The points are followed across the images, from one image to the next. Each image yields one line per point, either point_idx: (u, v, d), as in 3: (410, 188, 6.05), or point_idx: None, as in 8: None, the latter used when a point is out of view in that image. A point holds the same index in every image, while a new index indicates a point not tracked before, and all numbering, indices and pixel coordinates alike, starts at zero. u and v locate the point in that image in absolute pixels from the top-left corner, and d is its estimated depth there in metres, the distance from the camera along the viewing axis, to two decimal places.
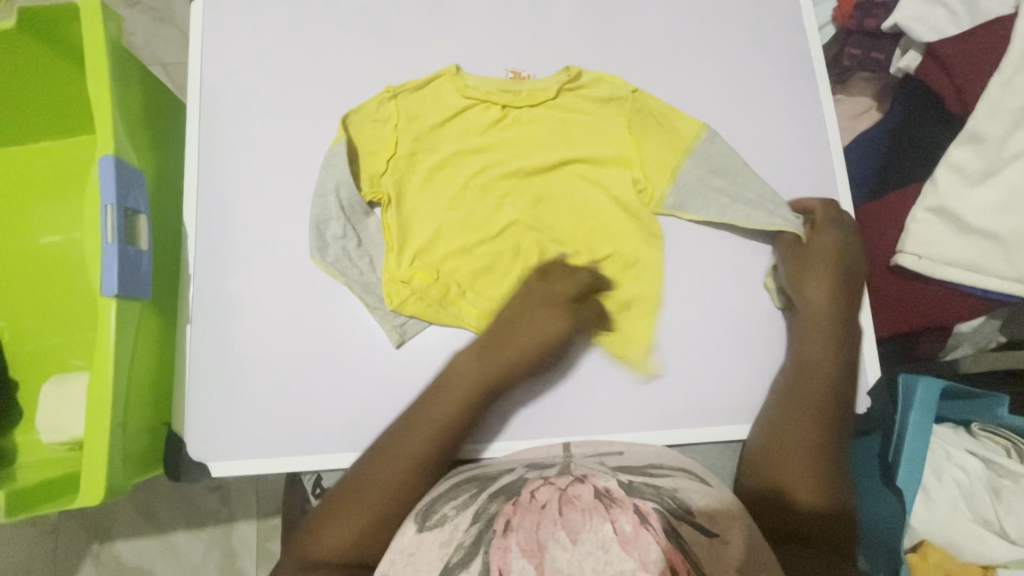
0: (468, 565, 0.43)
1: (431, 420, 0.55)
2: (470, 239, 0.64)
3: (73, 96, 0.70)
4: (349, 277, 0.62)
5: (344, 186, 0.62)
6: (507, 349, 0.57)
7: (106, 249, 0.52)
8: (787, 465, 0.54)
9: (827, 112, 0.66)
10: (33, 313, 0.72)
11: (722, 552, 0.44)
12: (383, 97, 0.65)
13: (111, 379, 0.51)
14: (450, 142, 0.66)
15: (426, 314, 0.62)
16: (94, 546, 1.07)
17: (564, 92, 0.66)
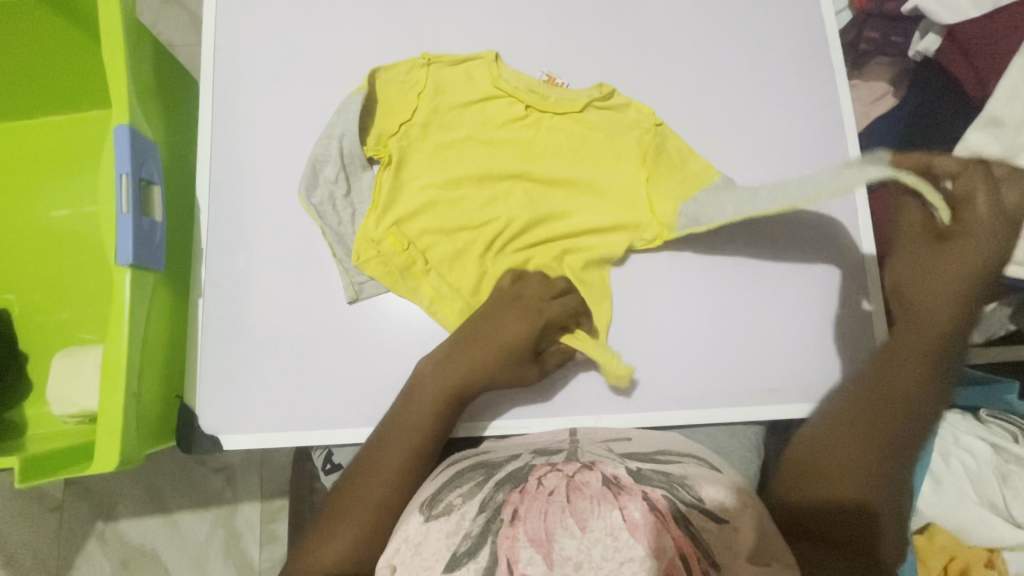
0: (477, 553, 0.44)
1: (410, 419, 0.56)
2: (450, 217, 0.63)
3: (83, 69, 0.70)
4: (327, 225, 0.62)
5: (349, 135, 0.62)
6: (468, 361, 0.57)
7: (122, 219, 0.52)
8: (830, 464, 0.51)
9: (842, 97, 0.66)
10: (44, 288, 0.72)
11: (732, 540, 0.44)
12: (418, 63, 0.66)
13: (125, 348, 0.51)
14: (463, 121, 0.66)
15: (384, 279, 0.61)
16: (99, 525, 1.07)
17: (591, 105, 0.65)
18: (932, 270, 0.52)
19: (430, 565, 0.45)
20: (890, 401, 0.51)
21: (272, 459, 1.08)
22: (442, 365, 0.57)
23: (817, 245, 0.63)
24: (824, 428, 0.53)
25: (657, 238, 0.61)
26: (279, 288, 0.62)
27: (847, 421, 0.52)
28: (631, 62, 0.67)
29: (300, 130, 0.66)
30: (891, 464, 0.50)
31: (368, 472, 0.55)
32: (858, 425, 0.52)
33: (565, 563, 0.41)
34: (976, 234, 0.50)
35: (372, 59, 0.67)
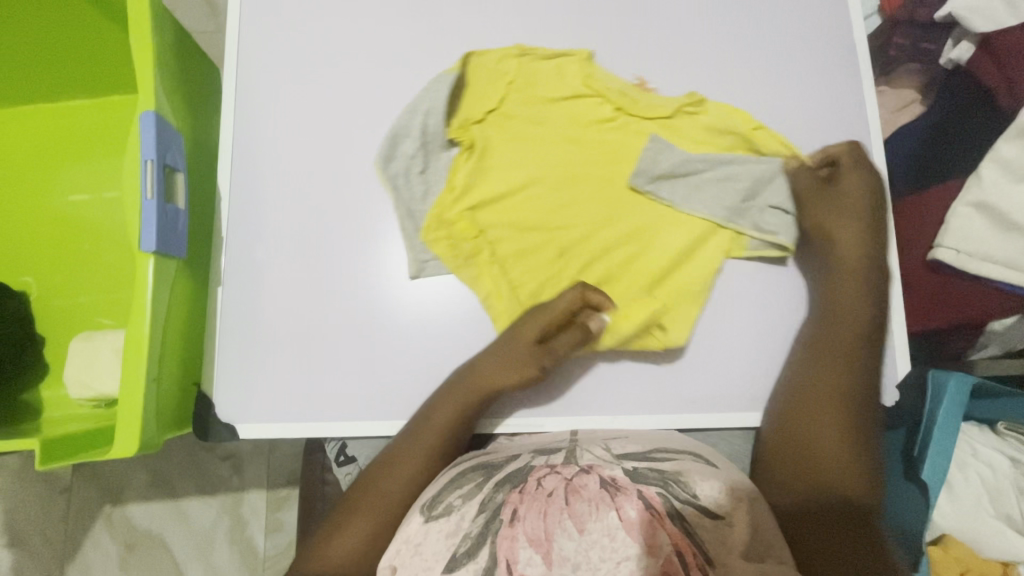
0: (476, 554, 0.43)
1: (438, 416, 0.57)
2: (522, 209, 0.64)
3: (107, 55, 0.70)
4: (401, 203, 0.63)
5: (433, 114, 0.63)
6: (501, 363, 0.58)
7: (146, 205, 0.52)
8: (816, 447, 0.55)
9: (868, 103, 0.65)
10: (62, 271, 0.72)
11: (727, 536, 0.44)
12: (511, 53, 0.66)
13: (146, 335, 0.52)
14: (550, 116, 0.66)
15: (449, 261, 0.62)
16: (107, 508, 1.08)
17: (680, 112, 0.65)
18: (840, 209, 0.61)
19: (430, 566, 0.45)
20: (842, 345, 0.58)
21: (280, 448, 1.08)
22: (475, 364, 0.59)
23: None
24: (796, 396, 0.58)
25: (729, 250, 0.62)
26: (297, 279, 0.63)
27: (820, 384, 0.57)
28: (656, 62, 0.67)
29: (321, 121, 0.66)
30: (853, 423, 0.56)
31: (390, 463, 0.57)
32: (830, 395, 0.57)
33: (564, 563, 0.41)
34: (855, 178, 0.62)
35: (395, 53, 0.67)
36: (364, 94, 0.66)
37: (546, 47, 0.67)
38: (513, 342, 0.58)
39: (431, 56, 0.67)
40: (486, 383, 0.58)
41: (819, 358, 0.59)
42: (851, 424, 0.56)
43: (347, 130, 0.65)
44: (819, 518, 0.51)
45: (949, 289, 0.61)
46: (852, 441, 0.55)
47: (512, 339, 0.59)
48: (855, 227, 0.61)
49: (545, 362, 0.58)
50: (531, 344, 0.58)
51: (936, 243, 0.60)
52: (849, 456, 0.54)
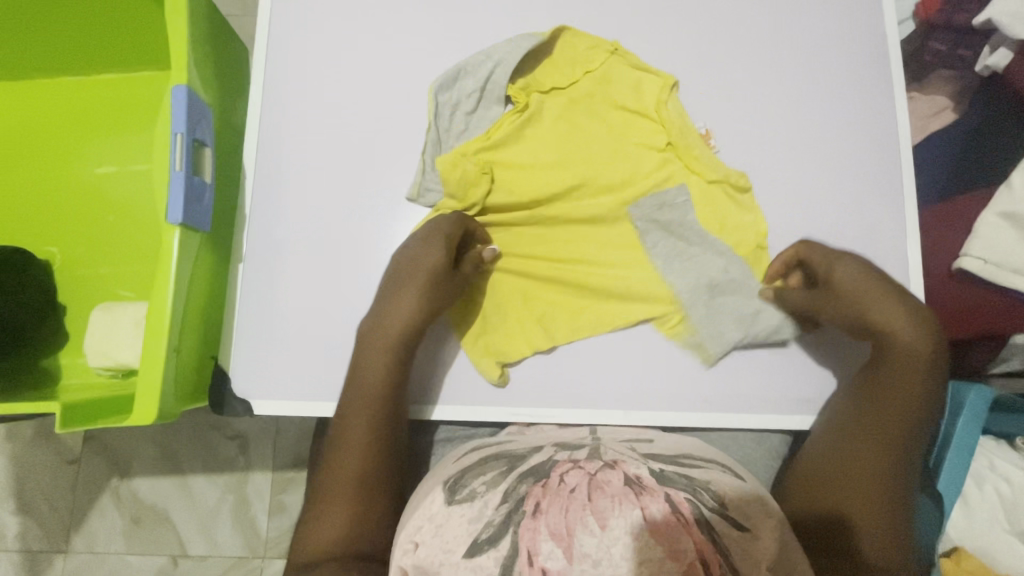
0: (498, 542, 0.44)
1: (368, 366, 0.55)
2: (534, 175, 0.64)
3: (138, 29, 0.70)
4: (438, 131, 0.64)
5: (502, 66, 0.63)
6: (406, 290, 0.56)
7: (174, 176, 0.53)
8: (846, 495, 0.52)
9: (899, 109, 0.64)
10: (85, 242, 0.73)
11: (754, 548, 0.44)
12: (605, 48, 0.65)
13: (169, 305, 0.52)
14: (606, 118, 0.65)
15: (447, 179, 0.62)
16: (114, 481, 1.09)
17: (723, 186, 0.63)
18: (867, 272, 0.55)
19: (451, 549, 0.45)
20: (897, 402, 0.53)
21: (287, 431, 1.09)
22: (393, 299, 0.57)
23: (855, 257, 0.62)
24: (840, 445, 0.54)
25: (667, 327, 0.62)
26: (316, 260, 0.63)
27: (865, 440, 0.53)
28: (686, 60, 0.67)
29: (348, 105, 0.66)
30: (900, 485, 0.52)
31: (341, 430, 0.54)
32: (874, 450, 0.53)
33: (584, 558, 0.41)
34: (846, 267, 0.55)
35: (423, 41, 0.67)
36: (391, 79, 0.66)
37: (643, 60, 0.66)
38: (410, 265, 0.57)
39: (460, 44, 0.67)
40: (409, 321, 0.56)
41: (865, 412, 0.54)
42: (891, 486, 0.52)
43: (372, 114, 0.66)
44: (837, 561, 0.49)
45: (971, 299, 0.61)
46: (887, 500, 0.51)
47: (410, 263, 0.57)
48: (884, 307, 0.53)
49: (452, 285, 0.58)
50: (441, 269, 0.57)
51: (963, 252, 0.59)
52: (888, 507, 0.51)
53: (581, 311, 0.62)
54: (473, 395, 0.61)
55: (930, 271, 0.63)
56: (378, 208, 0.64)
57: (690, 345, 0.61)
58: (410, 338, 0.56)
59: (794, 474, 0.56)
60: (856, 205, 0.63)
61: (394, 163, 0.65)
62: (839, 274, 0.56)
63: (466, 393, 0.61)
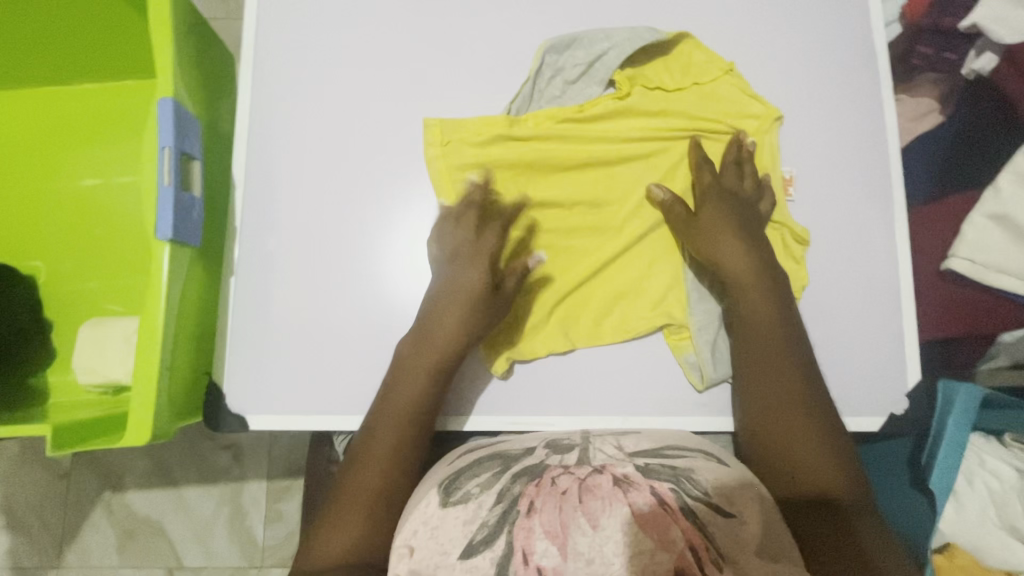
0: (492, 543, 0.44)
1: (409, 370, 0.57)
2: (599, 160, 0.63)
3: (121, 38, 0.69)
4: (533, 87, 0.64)
5: (615, 50, 0.63)
6: (452, 307, 0.57)
7: (163, 192, 0.52)
8: (788, 443, 0.53)
9: (887, 111, 0.65)
10: (71, 255, 0.72)
11: (739, 533, 0.44)
12: (722, 67, 0.65)
13: (159, 321, 0.51)
14: (688, 133, 0.64)
15: (473, 134, 0.63)
16: (106, 494, 1.08)
17: (780, 232, 0.63)
18: (720, 218, 0.60)
19: (446, 550, 0.45)
20: (771, 340, 0.56)
21: (282, 440, 1.08)
22: (435, 304, 0.58)
23: (846, 258, 0.63)
24: (754, 404, 0.55)
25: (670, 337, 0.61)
26: (311, 270, 0.62)
27: (768, 386, 0.55)
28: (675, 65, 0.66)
29: (337, 113, 0.65)
30: (816, 415, 0.54)
31: (373, 432, 0.55)
32: (784, 393, 0.54)
33: (578, 556, 0.42)
34: (710, 210, 0.60)
35: (411, 45, 0.66)
36: (380, 85, 0.65)
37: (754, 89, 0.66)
38: (452, 276, 0.59)
39: (448, 49, 0.66)
40: (450, 330, 0.57)
41: (757, 358, 0.56)
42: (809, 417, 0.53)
43: (362, 121, 0.65)
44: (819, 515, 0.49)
45: (959, 299, 0.62)
46: (813, 432, 0.53)
47: (451, 275, 0.59)
48: (739, 251, 0.59)
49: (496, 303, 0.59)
50: (484, 288, 0.58)
51: (950, 253, 0.60)
52: (829, 440, 0.52)
53: (606, 316, 0.62)
54: (470, 404, 0.61)
55: (919, 271, 0.64)
56: (371, 217, 0.63)
57: (690, 362, 0.61)
58: (452, 343, 0.57)
59: (742, 435, 0.56)
60: (848, 206, 0.64)
61: (386, 171, 0.64)
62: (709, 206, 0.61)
63: (464, 403, 0.61)
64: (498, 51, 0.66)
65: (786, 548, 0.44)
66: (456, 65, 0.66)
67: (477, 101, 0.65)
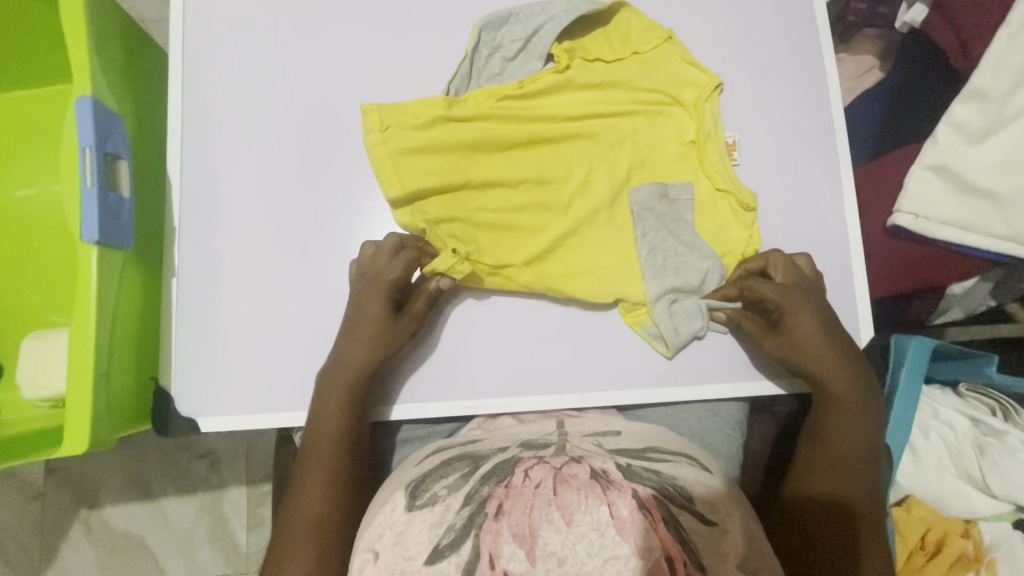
0: (459, 547, 0.44)
1: (329, 404, 0.55)
2: (546, 138, 0.63)
3: (41, 37, 0.66)
4: (472, 65, 0.63)
5: (552, 24, 0.63)
6: (360, 341, 0.56)
7: (86, 194, 0.50)
8: (840, 478, 0.53)
9: (827, 71, 0.65)
10: (10, 268, 0.70)
11: (721, 542, 0.45)
12: (661, 36, 0.64)
13: (92, 330, 0.50)
14: (630, 104, 0.64)
15: (408, 116, 0.61)
16: (83, 512, 1.06)
17: (729, 199, 0.62)
18: (802, 318, 0.57)
19: (412, 556, 0.45)
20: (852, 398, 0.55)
21: (259, 443, 1.07)
22: (348, 336, 0.57)
23: (795, 222, 0.63)
24: (819, 437, 0.55)
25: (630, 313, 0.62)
26: (256, 269, 0.61)
27: (842, 432, 0.55)
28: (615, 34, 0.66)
29: (272, 106, 0.63)
30: (872, 469, 0.54)
31: (303, 472, 0.53)
32: (856, 442, 0.54)
33: (549, 558, 0.41)
34: (798, 316, 0.56)
35: (343, 31, 0.64)
36: (314, 74, 0.64)
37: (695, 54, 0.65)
38: (368, 306, 0.57)
39: (380, 33, 0.65)
40: (362, 362, 0.56)
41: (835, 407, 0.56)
42: (867, 467, 0.54)
43: (297, 112, 0.63)
44: (841, 537, 0.50)
45: (909, 254, 0.62)
46: (867, 479, 0.53)
47: (365, 305, 0.57)
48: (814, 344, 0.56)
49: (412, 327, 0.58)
50: (393, 320, 0.57)
51: (895, 209, 0.60)
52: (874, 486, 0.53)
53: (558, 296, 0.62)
54: (427, 392, 0.61)
55: (868, 230, 0.64)
56: (314, 210, 0.62)
57: (650, 334, 0.61)
58: (369, 371, 0.56)
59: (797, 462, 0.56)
60: (794, 170, 0.64)
61: (327, 163, 0.62)
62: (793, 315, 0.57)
63: (421, 391, 0.61)
64: (434, 31, 0.65)
65: (768, 558, 0.45)
66: (392, 47, 0.64)
67: (414, 86, 0.64)
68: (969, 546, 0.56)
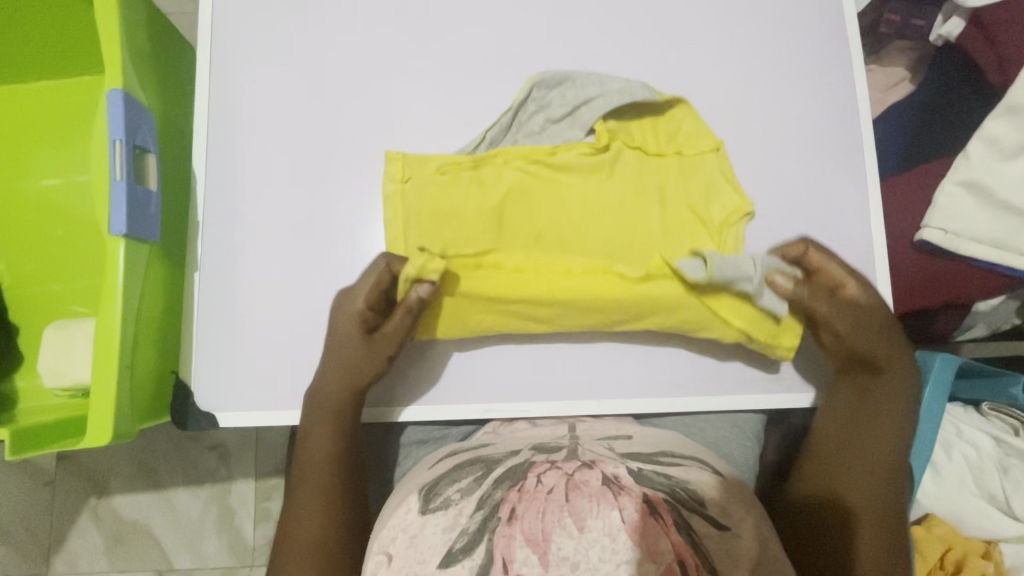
0: (473, 551, 0.43)
1: (317, 419, 0.56)
2: (562, 224, 0.60)
3: (70, 29, 0.66)
4: (514, 118, 0.62)
5: (602, 100, 0.61)
6: (342, 361, 0.56)
7: (116, 186, 0.50)
8: (857, 486, 0.53)
9: (857, 82, 0.64)
10: (34, 257, 0.70)
11: (734, 547, 0.44)
12: (709, 145, 0.62)
13: (118, 322, 0.50)
14: (654, 211, 0.60)
15: (428, 177, 0.59)
16: (92, 500, 1.07)
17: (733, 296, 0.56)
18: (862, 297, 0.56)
19: (425, 558, 0.45)
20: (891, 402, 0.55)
21: (268, 437, 1.07)
22: (331, 352, 0.57)
23: (821, 234, 0.62)
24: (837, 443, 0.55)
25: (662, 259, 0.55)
26: (277, 267, 0.61)
27: (870, 441, 0.54)
28: (644, 39, 0.65)
29: (299, 104, 0.63)
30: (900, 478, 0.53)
31: (296, 496, 0.56)
32: (882, 449, 0.54)
33: (562, 563, 0.41)
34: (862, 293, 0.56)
35: (372, 31, 0.64)
36: (341, 73, 0.64)
37: (722, 63, 0.65)
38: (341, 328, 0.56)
39: (409, 33, 0.65)
40: (343, 381, 0.56)
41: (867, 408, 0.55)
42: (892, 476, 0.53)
43: (323, 112, 0.63)
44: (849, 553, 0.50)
45: (934, 270, 0.61)
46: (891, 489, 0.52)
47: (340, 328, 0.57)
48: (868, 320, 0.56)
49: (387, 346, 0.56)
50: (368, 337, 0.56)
51: (924, 223, 0.59)
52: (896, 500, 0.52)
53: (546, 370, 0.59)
54: (445, 394, 0.60)
55: (894, 244, 0.63)
56: (337, 209, 0.62)
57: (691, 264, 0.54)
58: (353, 391, 0.56)
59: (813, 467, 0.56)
60: (819, 181, 0.63)
61: (351, 161, 0.62)
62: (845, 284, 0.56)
63: (439, 394, 0.60)
64: (462, 32, 0.65)
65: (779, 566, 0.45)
66: (420, 47, 0.64)
67: (441, 87, 0.64)
68: (990, 567, 0.56)
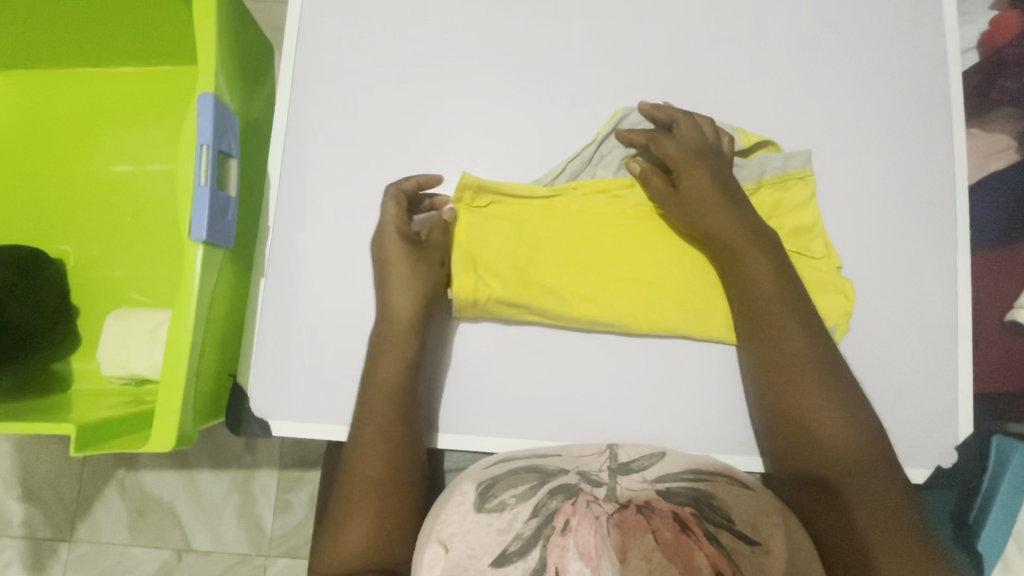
0: (526, 554, 0.44)
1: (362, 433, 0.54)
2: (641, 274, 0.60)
3: (158, 20, 0.66)
4: (596, 151, 0.61)
5: None
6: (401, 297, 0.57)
7: (200, 191, 0.50)
8: (798, 437, 0.53)
9: (958, 146, 0.61)
10: (101, 240, 0.71)
11: (765, 565, 0.43)
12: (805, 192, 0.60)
13: (190, 325, 0.50)
14: None
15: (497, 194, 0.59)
16: (120, 472, 1.08)
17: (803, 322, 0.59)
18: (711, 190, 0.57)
19: (477, 555, 0.45)
20: (766, 321, 0.56)
21: None
22: (374, 363, 0.56)
23: (902, 300, 0.60)
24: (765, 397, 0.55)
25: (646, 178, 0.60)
26: (341, 279, 0.60)
27: (771, 386, 0.55)
28: (736, 82, 0.63)
29: (378, 118, 0.62)
30: (821, 411, 0.53)
31: (358, 439, 0.54)
32: (787, 384, 0.54)
33: None
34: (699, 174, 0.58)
35: (457, 51, 0.63)
36: (423, 89, 0.63)
37: (816, 112, 0.62)
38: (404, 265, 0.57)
39: (495, 56, 0.63)
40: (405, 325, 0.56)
41: (763, 349, 0.56)
42: (809, 409, 0.53)
43: (401, 127, 0.62)
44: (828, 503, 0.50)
45: None
46: (820, 425, 0.53)
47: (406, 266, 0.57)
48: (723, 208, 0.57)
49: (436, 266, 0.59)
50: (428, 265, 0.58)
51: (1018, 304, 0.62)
52: (837, 435, 0.52)
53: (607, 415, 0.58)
54: (497, 428, 0.59)
55: None
56: None
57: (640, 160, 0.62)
58: (402, 400, 0.55)
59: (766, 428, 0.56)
60: (905, 246, 0.60)
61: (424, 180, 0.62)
62: (712, 209, 0.57)
63: (489, 425, 0.59)
64: (549, 59, 0.63)
65: None
66: (504, 71, 0.63)
67: (521, 113, 0.63)
68: None
